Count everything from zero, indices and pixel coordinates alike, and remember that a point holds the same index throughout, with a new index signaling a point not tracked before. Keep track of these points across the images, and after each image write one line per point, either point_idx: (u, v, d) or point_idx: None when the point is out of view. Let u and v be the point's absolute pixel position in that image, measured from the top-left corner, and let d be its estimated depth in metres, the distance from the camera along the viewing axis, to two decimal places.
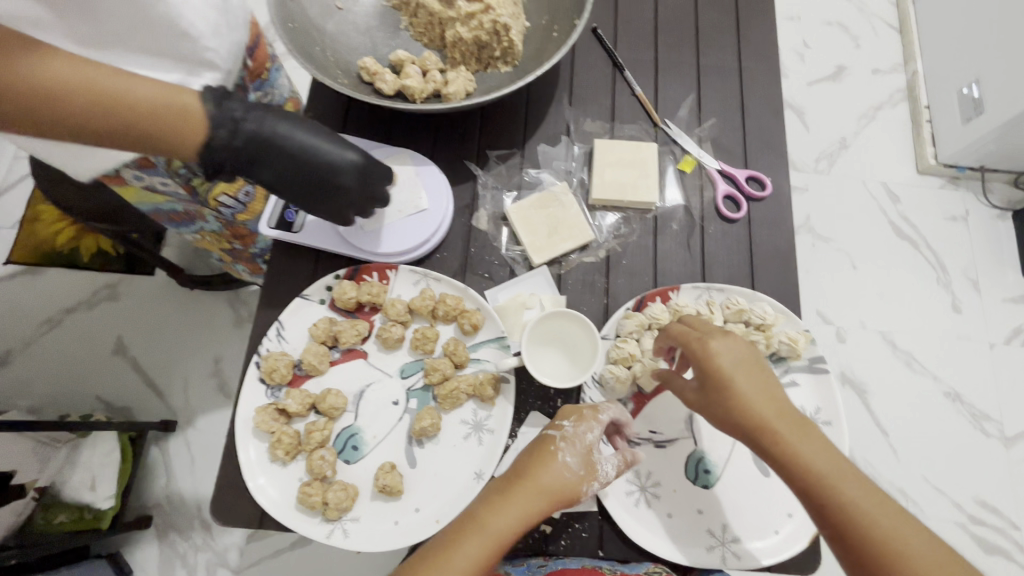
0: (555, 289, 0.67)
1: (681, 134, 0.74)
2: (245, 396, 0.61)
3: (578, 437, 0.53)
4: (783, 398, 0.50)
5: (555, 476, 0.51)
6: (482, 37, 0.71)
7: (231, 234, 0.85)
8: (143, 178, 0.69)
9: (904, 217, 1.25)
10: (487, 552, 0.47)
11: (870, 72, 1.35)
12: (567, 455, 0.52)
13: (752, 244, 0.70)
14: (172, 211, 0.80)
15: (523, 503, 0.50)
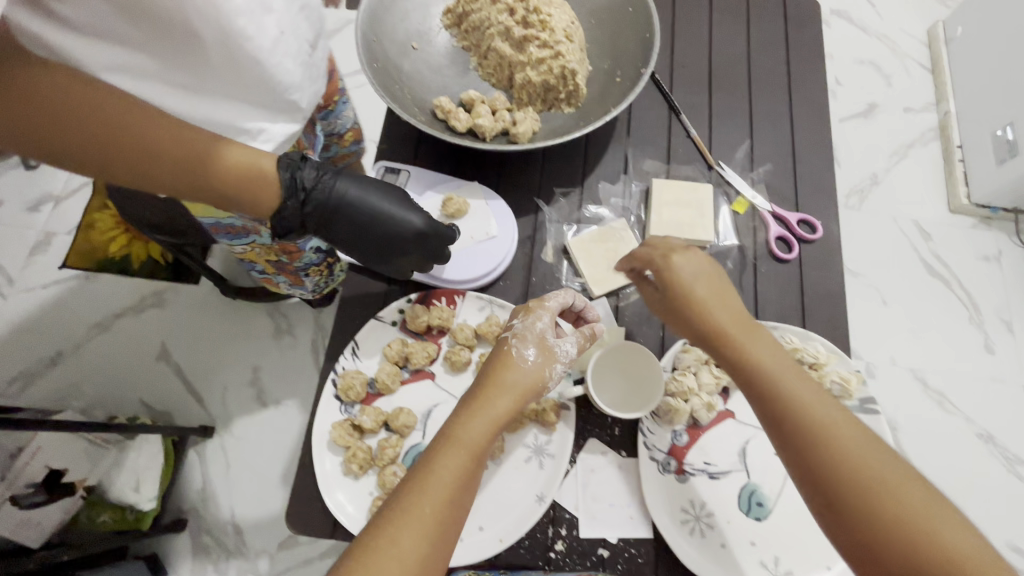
0: (613, 320, 0.70)
1: (735, 177, 0.78)
2: (321, 410, 0.65)
3: (526, 335, 0.59)
4: (740, 310, 0.53)
5: (516, 372, 0.56)
6: (551, 80, 0.75)
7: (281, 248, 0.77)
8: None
9: (936, 256, 1.21)
10: (470, 458, 0.50)
11: (902, 111, 1.32)
12: (520, 348, 0.58)
13: (804, 285, 0.73)
14: (229, 225, 0.71)
15: (495, 409, 0.54)
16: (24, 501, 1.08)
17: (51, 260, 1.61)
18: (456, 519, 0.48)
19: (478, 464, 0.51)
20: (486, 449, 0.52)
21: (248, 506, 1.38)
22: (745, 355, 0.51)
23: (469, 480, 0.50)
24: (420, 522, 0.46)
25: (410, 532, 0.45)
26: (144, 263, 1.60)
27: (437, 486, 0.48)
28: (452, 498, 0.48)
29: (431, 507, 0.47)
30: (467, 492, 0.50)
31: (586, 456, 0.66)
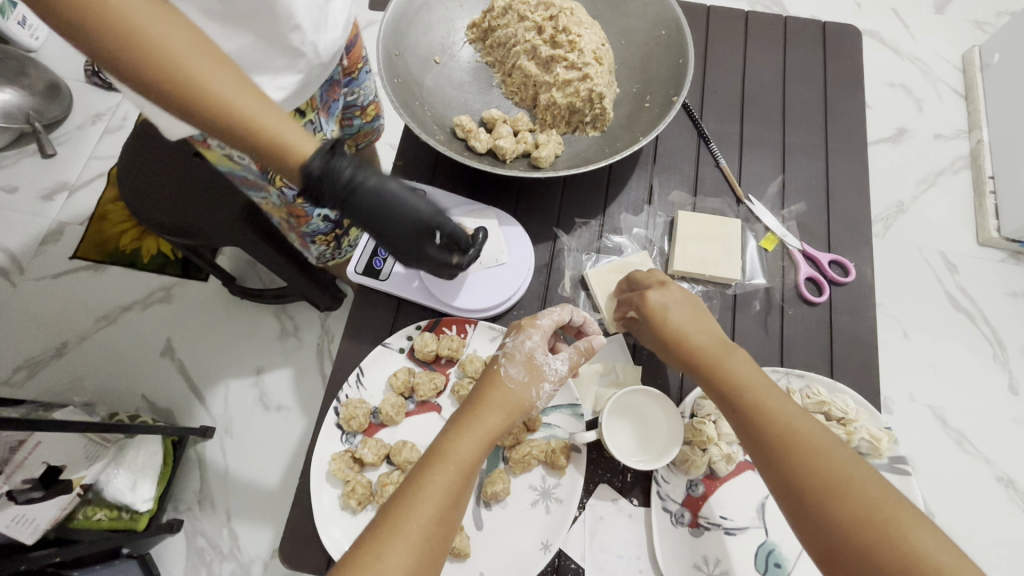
0: (629, 358, 0.67)
1: (765, 212, 0.75)
2: (322, 437, 0.62)
3: (513, 353, 0.58)
4: (718, 334, 0.56)
5: (505, 391, 0.55)
6: (577, 103, 0.72)
7: (288, 212, 0.78)
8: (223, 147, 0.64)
9: (962, 289, 1.16)
10: (458, 477, 0.49)
11: (932, 137, 1.27)
12: (509, 367, 0.57)
13: (833, 330, 0.70)
14: (242, 177, 0.74)
15: (484, 426, 0.53)
16: (20, 497, 1.04)
17: (61, 250, 1.60)
18: (446, 536, 0.48)
19: (467, 482, 0.50)
20: (475, 469, 0.51)
21: (245, 510, 1.36)
22: (722, 376, 0.53)
23: (457, 500, 0.49)
24: (409, 540, 0.46)
25: (397, 547, 0.45)
26: (154, 257, 1.60)
27: (425, 504, 0.47)
28: (440, 517, 0.47)
29: (419, 524, 0.46)
30: (456, 512, 0.49)
31: (595, 502, 0.62)
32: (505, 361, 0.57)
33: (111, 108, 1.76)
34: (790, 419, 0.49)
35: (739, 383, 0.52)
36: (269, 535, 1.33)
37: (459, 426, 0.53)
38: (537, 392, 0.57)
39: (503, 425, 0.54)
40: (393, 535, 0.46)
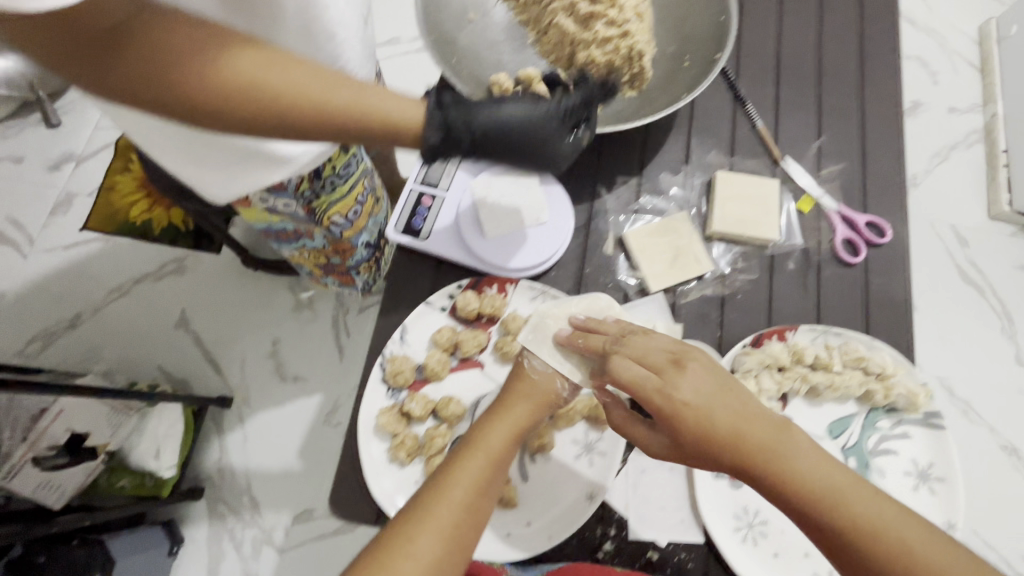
0: (671, 317, 0.67)
1: (802, 175, 0.75)
2: (369, 392, 0.63)
3: (541, 343, 0.56)
4: (742, 403, 0.43)
5: (531, 384, 0.55)
6: (616, 61, 0.69)
7: (334, 250, 0.77)
8: (269, 200, 0.65)
9: None
10: (490, 461, 0.49)
11: (946, 112, 1.26)
12: (532, 360, 0.57)
13: (869, 290, 0.70)
14: (281, 229, 0.73)
15: (515, 415, 0.53)
16: (47, 463, 1.09)
17: (71, 221, 1.59)
18: (471, 535, 0.45)
19: (499, 469, 0.49)
20: (506, 455, 0.50)
21: (265, 478, 1.37)
22: (758, 464, 0.41)
23: (488, 487, 0.47)
24: (438, 523, 0.43)
25: (426, 531, 0.43)
26: (166, 228, 1.57)
27: (459, 486, 0.46)
28: (471, 501, 0.46)
29: (450, 509, 0.45)
30: (484, 507, 0.46)
31: (637, 456, 0.63)
32: (525, 356, 0.57)
33: None
34: (841, 498, 0.39)
35: (775, 467, 0.41)
36: (288, 503, 1.35)
37: (490, 418, 0.53)
38: (563, 382, 0.55)
39: (532, 417, 0.54)
40: (423, 520, 0.43)
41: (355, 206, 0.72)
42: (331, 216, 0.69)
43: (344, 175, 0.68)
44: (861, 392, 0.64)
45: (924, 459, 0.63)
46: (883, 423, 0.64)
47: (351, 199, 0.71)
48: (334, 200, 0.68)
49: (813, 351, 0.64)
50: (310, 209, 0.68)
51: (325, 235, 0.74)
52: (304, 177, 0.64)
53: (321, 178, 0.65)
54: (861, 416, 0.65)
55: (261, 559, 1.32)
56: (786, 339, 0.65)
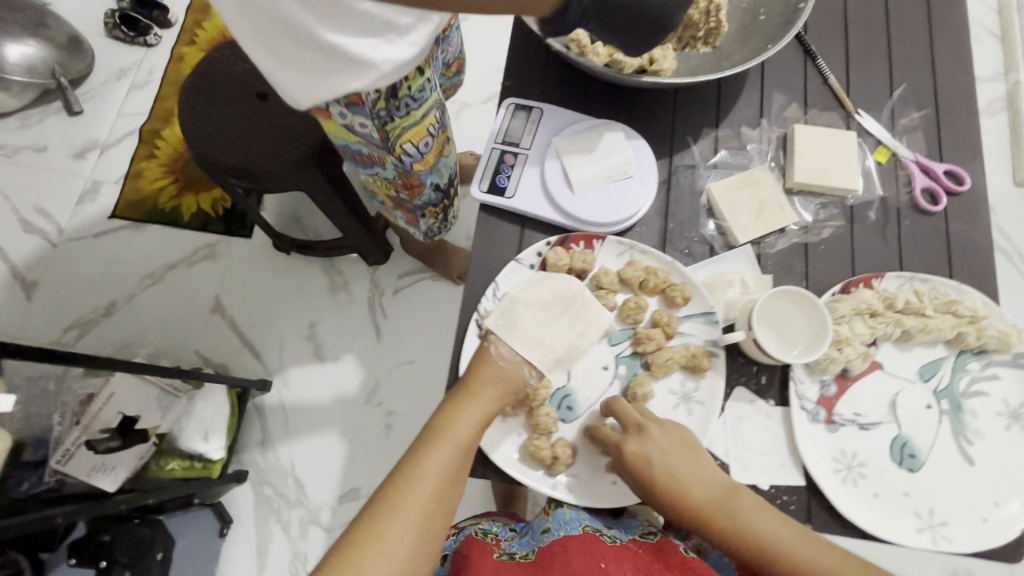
0: (758, 268, 0.68)
1: (877, 127, 0.75)
2: (467, 347, 0.64)
3: (514, 333, 0.62)
4: (696, 465, 0.57)
5: (497, 371, 0.60)
6: (693, 16, 0.71)
7: (402, 182, 0.83)
8: (348, 116, 0.69)
9: None
10: (457, 452, 0.55)
11: None
12: (501, 348, 0.61)
13: (950, 237, 0.71)
14: (358, 150, 0.78)
15: (481, 399, 0.58)
16: (100, 447, 1.07)
17: (99, 209, 1.54)
18: (442, 518, 0.53)
19: (465, 456, 0.56)
20: (471, 442, 0.57)
21: (310, 458, 1.37)
22: (708, 507, 0.55)
23: (455, 477, 0.54)
24: (406, 516, 0.50)
25: (396, 526, 0.50)
26: (196, 214, 1.54)
27: (424, 482, 0.52)
28: (438, 493, 0.52)
29: (418, 503, 0.51)
30: (452, 489, 0.54)
31: (734, 403, 0.64)
32: (494, 342, 0.62)
33: (136, 63, 1.67)
34: (770, 532, 0.53)
35: (724, 513, 0.55)
36: (335, 482, 1.35)
37: (457, 403, 0.58)
38: (529, 370, 0.61)
39: (498, 403, 0.59)
40: (393, 513, 0.50)
41: (425, 139, 0.76)
42: (402, 144, 0.73)
43: (419, 99, 0.70)
44: (952, 335, 0.65)
45: (1015, 399, 0.64)
46: (973, 365, 0.65)
47: (422, 128, 0.74)
48: (406, 125, 0.71)
49: (903, 296, 0.65)
50: (383, 134, 0.72)
51: (395, 164, 0.78)
52: (381, 97, 0.65)
53: (397, 100, 0.67)
54: (951, 358, 0.66)
55: (310, 539, 1.31)
56: (874, 286, 0.66)
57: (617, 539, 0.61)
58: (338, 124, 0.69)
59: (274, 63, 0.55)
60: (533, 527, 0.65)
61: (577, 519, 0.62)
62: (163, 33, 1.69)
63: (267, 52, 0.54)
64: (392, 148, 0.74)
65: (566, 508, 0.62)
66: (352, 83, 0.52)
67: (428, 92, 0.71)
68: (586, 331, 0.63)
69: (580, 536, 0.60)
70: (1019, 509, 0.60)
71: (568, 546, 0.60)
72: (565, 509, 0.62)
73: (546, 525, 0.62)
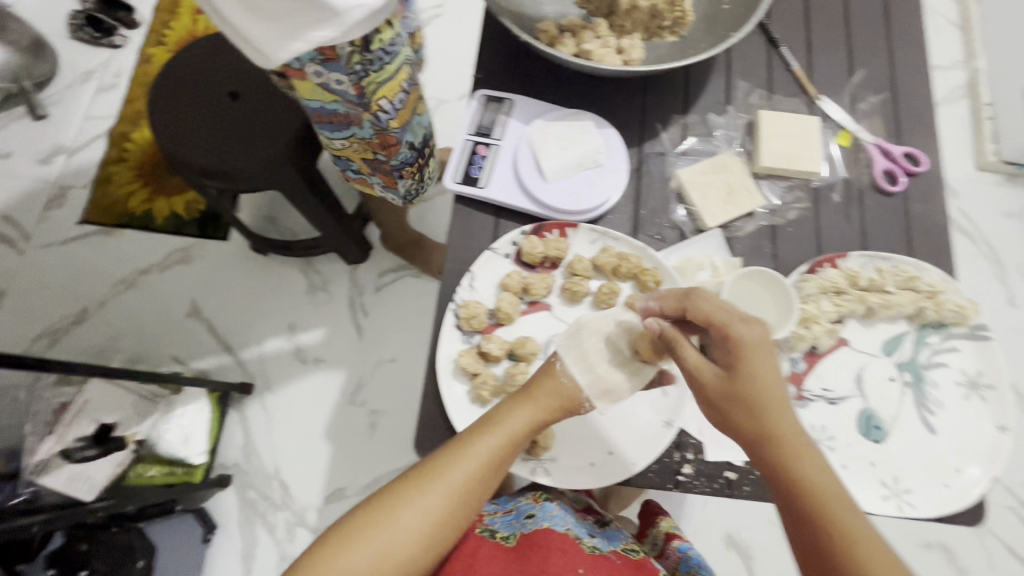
0: (727, 251, 0.70)
1: (839, 111, 0.77)
2: (444, 338, 0.64)
3: (572, 352, 0.59)
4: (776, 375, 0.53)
5: (556, 385, 0.58)
6: (659, 5, 0.71)
7: (378, 143, 0.82)
8: (323, 74, 0.67)
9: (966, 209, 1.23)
10: (504, 444, 0.56)
11: None
12: (565, 365, 0.59)
13: (909, 217, 0.73)
14: (333, 113, 0.76)
15: (539, 403, 0.58)
16: (76, 455, 1.06)
17: (66, 215, 1.51)
18: (477, 497, 0.56)
19: (513, 451, 0.57)
20: (522, 440, 0.58)
21: (294, 460, 1.36)
22: (773, 426, 0.52)
23: (496, 468, 0.56)
24: (449, 486, 0.54)
25: (436, 491, 0.54)
26: (169, 217, 1.51)
27: (469, 461, 0.55)
28: (480, 476, 0.55)
29: (460, 477, 0.55)
30: (493, 475, 0.56)
31: None
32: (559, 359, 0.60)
33: (101, 64, 1.63)
34: (818, 478, 0.50)
35: (786, 436, 0.52)
36: (321, 482, 1.34)
37: (517, 399, 0.58)
38: (585, 400, 0.58)
39: (553, 413, 0.58)
40: (436, 478, 0.54)
41: (399, 96, 0.77)
42: (378, 99, 0.74)
43: (390, 53, 0.71)
44: (914, 310, 0.67)
45: (973, 369, 0.67)
46: (933, 339, 0.68)
47: (396, 84, 0.76)
48: (381, 80, 0.72)
49: (866, 274, 0.67)
50: (359, 90, 0.71)
51: (372, 124, 0.78)
52: (355, 50, 0.66)
53: (371, 53, 0.68)
54: (912, 333, 0.68)
55: (297, 540, 1.30)
56: (839, 266, 0.68)
57: (597, 547, 0.65)
58: (312, 84, 0.68)
59: (251, 17, 0.59)
60: (518, 509, 0.69)
61: (562, 519, 0.67)
62: (128, 32, 1.65)
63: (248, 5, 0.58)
64: (368, 106, 0.74)
65: (555, 506, 0.68)
66: (326, 31, 0.58)
67: (398, 47, 0.72)
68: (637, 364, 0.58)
69: (559, 536, 0.64)
70: (979, 474, 0.62)
71: (551, 542, 0.63)
72: (552, 508, 0.68)
73: (531, 513, 0.67)
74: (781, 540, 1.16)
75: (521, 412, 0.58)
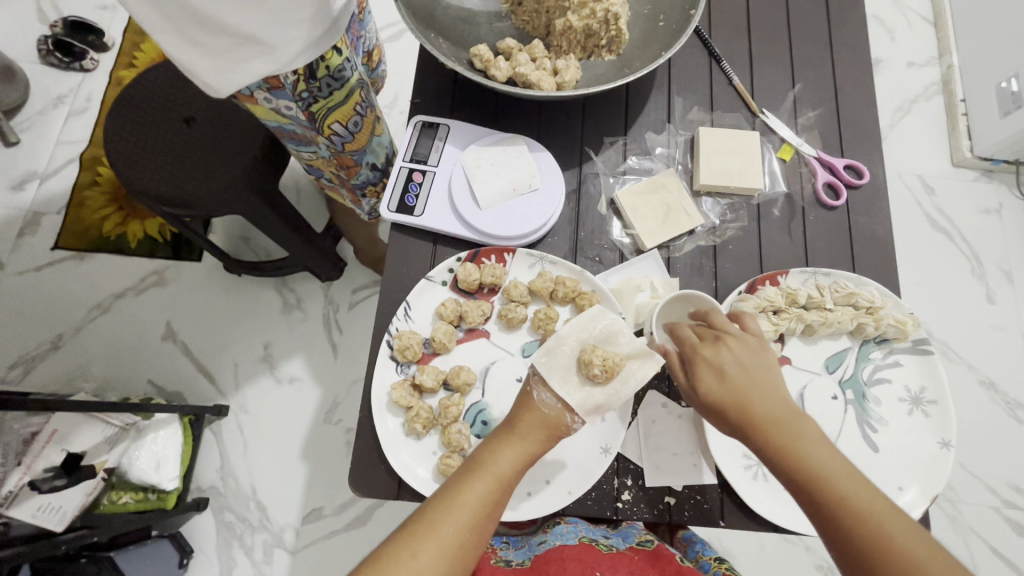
0: (666, 272, 0.69)
1: (780, 125, 0.77)
2: (379, 369, 0.63)
3: (554, 371, 0.55)
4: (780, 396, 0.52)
5: (538, 415, 0.54)
6: (593, 25, 0.70)
7: (338, 163, 0.85)
8: (271, 101, 0.66)
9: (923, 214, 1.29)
10: (493, 488, 0.52)
11: None
12: (543, 393, 0.55)
13: (852, 230, 0.73)
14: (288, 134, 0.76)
15: (527, 436, 0.54)
16: (44, 486, 1.01)
17: (40, 241, 1.49)
18: (472, 552, 0.50)
19: (504, 492, 0.52)
20: (512, 480, 0.53)
21: (272, 483, 1.34)
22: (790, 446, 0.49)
23: (491, 512, 0.51)
24: (442, 540, 0.49)
25: (428, 548, 0.48)
26: (143, 241, 1.49)
27: (460, 510, 0.50)
28: (475, 524, 0.50)
29: (451, 528, 0.49)
30: (489, 521, 0.51)
31: (648, 408, 0.65)
32: (537, 385, 0.56)
33: (72, 89, 1.61)
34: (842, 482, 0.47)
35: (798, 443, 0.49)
36: (297, 503, 1.32)
37: (504, 436, 0.54)
38: (573, 418, 0.54)
39: (543, 445, 0.54)
40: (427, 533, 0.49)
41: (355, 120, 0.77)
42: (330, 124, 0.74)
43: (340, 79, 0.69)
44: (854, 326, 0.67)
45: (916, 384, 0.66)
46: (876, 354, 0.68)
47: (350, 108, 0.75)
48: (331, 106, 0.72)
49: (805, 292, 0.67)
50: (310, 115, 0.71)
51: (329, 144, 0.79)
52: (300, 78, 0.65)
53: (317, 80, 0.67)
54: (855, 349, 0.68)
55: (275, 562, 1.29)
56: (778, 283, 0.68)
57: (613, 548, 0.68)
58: (264, 110, 0.66)
59: (180, 43, 0.52)
60: (528, 543, 0.71)
61: (574, 532, 0.68)
62: (99, 56, 1.63)
63: (177, 36, 0.51)
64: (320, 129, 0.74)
65: (563, 525, 0.69)
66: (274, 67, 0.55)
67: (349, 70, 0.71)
68: (623, 374, 0.55)
69: (574, 545, 0.65)
70: (920, 493, 0.62)
71: (564, 554, 0.64)
72: (562, 528, 0.69)
73: (543, 538, 0.68)
74: (762, 547, 1.14)
75: (509, 445, 0.54)
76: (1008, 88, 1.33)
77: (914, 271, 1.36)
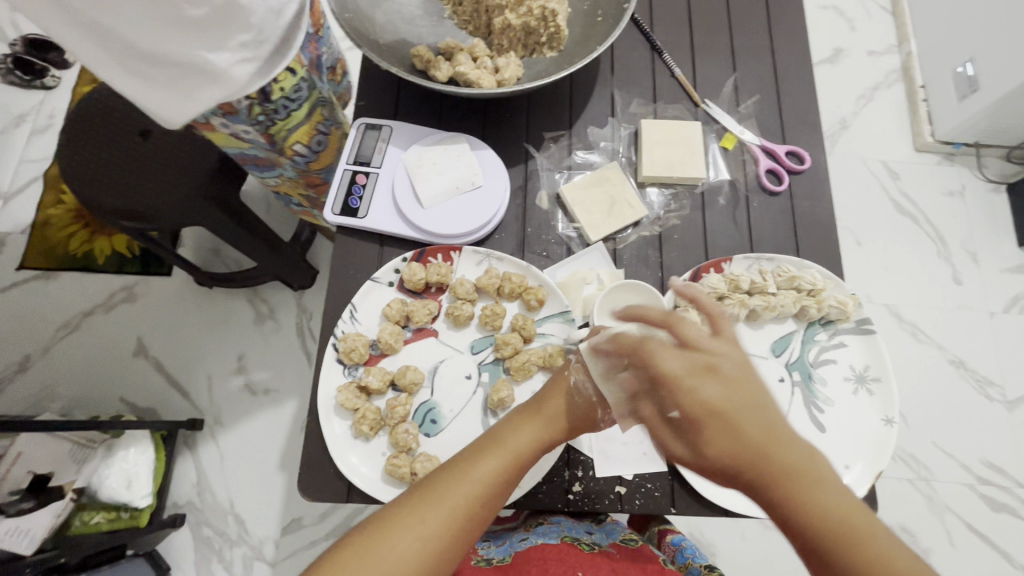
0: (611, 263, 0.70)
1: (722, 114, 0.78)
2: (326, 373, 0.63)
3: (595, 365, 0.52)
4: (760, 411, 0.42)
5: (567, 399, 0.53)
6: (531, 23, 0.70)
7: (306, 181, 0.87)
8: (229, 126, 0.66)
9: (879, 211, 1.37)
10: (512, 465, 0.50)
11: None
12: (579, 378, 0.54)
13: (796, 214, 0.74)
14: (253, 158, 0.76)
15: (551, 419, 0.53)
16: (10, 509, 0.96)
17: (5, 262, 1.46)
18: (477, 529, 0.48)
19: (520, 472, 0.51)
20: (528, 460, 0.51)
21: (248, 495, 1.32)
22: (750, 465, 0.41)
23: (504, 488, 0.50)
24: (452, 507, 0.47)
25: (437, 513, 0.46)
26: (110, 257, 1.46)
27: (474, 481, 0.48)
28: (486, 498, 0.48)
29: (465, 498, 0.47)
30: (500, 499, 0.49)
31: None
32: (575, 372, 0.55)
33: (33, 106, 1.58)
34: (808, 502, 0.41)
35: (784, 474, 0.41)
36: (275, 514, 1.31)
37: (526, 417, 0.53)
38: (603, 413, 0.53)
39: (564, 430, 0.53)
40: (436, 501, 0.47)
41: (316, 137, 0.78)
42: (291, 145, 0.75)
43: (297, 99, 0.68)
44: (797, 309, 0.68)
45: (861, 363, 0.67)
46: (821, 336, 0.69)
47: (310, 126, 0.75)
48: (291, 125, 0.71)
49: (748, 277, 0.68)
50: (270, 137, 0.71)
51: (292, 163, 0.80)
52: (254, 103, 0.64)
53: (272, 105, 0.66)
54: (800, 332, 0.69)
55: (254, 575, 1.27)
56: (723, 270, 0.69)
57: (595, 546, 0.68)
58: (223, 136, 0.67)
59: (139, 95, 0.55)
60: (511, 540, 0.70)
61: (555, 531, 0.69)
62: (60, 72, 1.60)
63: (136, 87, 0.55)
64: (282, 150, 0.75)
65: (546, 525, 0.70)
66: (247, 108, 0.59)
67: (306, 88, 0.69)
68: None
69: (555, 543, 0.66)
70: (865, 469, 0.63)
71: (546, 553, 0.64)
72: (544, 528, 0.69)
73: (525, 535, 0.69)
74: (742, 534, 1.15)
75: (532, 424, 0.53)
76: (964, 72, 1.36)
77: (880, 254, 1.38)
